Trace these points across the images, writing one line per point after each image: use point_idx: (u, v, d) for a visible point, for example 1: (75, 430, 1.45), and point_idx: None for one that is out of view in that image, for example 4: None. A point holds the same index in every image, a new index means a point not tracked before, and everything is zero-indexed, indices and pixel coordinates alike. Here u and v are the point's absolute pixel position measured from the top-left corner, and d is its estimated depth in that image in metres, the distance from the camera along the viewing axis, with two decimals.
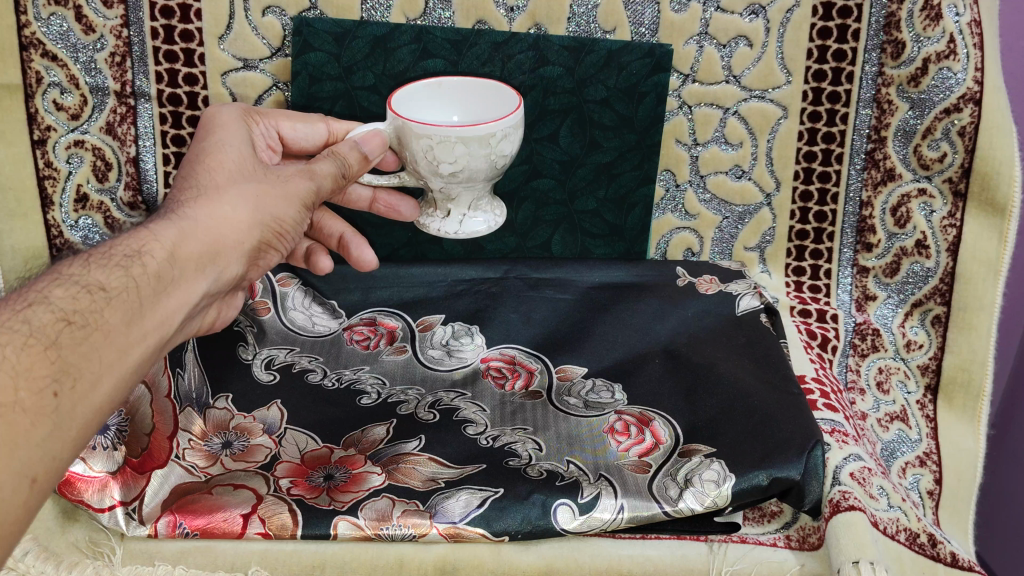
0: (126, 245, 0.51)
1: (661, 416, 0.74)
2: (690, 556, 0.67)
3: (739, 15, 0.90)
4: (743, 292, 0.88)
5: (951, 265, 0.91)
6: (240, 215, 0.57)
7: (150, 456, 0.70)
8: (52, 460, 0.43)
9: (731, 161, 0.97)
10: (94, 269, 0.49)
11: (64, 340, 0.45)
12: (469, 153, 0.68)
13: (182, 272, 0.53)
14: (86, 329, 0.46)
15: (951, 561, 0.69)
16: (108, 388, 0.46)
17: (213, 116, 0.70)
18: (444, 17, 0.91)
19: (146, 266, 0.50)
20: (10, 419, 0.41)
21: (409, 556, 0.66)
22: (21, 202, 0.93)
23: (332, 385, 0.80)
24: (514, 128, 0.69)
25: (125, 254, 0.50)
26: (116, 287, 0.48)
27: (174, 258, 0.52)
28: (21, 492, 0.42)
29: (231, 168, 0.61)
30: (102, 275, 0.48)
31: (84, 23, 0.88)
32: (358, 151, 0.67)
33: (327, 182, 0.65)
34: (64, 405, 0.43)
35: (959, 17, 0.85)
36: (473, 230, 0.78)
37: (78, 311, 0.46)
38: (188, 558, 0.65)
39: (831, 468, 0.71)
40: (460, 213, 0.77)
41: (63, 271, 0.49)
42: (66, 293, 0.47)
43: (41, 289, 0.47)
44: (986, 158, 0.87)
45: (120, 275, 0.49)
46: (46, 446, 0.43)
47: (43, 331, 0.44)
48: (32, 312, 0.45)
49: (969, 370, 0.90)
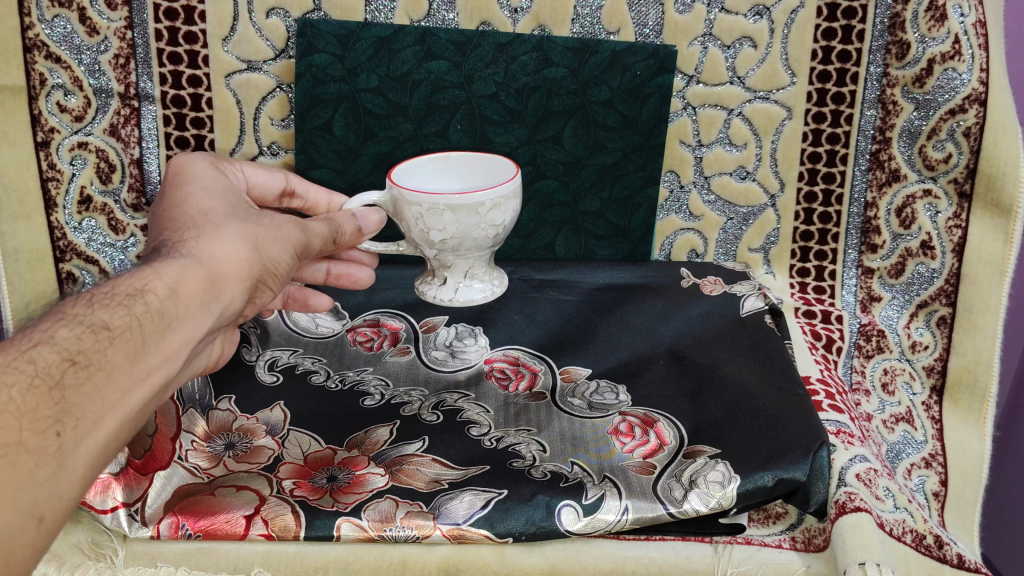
0: (128, 283, 0.48)
1: (666, 417, 0.74)
2: (695, 558, 0.66)
3: (744, 15, 0.91)
4: (748, 293, 0.89)
5: (957, 265, 0.91)
6: (241, 253, 0.54)
7: (152, 457, 0.69)
8: (59, 499, 0.40)
9: (735, 161, 0.97)
10: (97, 309, 0.45)
11: (68, 381, 0.41)
12: (458, 221, 0.72)
13: (187, 309, 0.49)
14: (89, 370, 0.42)
15: (957, 563, 0.68)
16: (112, 425, 0.43)
17: (183, 163, 0.63)
18: (448, 18, 0.91)
19: (148, 303, 0.47)
20: (13, 460, 0.38)
21: (412, 558, 0.65)
22: (23, 204, 0.92)
23: (336, 386, 0.80)
24: (507, 198, 0.73)
25: (127, 293, 0.47)
26: (119, 326, 0.45)
27: (178, 294, 0.49)
28: (26, 533, 0.39)
29: (223, 210, 0.58)
30: (105, 315, 0.45)
31: (88, 25, 0.88)
32: (354, 223, 0.68)
33: (319, 240, 0.64)
34: (67, 445, 0.40)
35: (965, 17, 0.85)
36: (470, 300, 0.82)
37: (82, 351, 0.42)
38: (190, 560, 0.64)
39: (837, 469, 0.71)
40: (456, 281, 0.81)
41: (67, 312, 0.45)
42: (71, 333, 0.43)
43: (45, 329, 0.43)
44: (992, 159, 0.87)
45: (123, 314, 0.45)
46: (49, 488, 0.39)
47: (47, 372, 0.40)
48: (37, 352, 0.41)
49: (974, 371, 0.89)
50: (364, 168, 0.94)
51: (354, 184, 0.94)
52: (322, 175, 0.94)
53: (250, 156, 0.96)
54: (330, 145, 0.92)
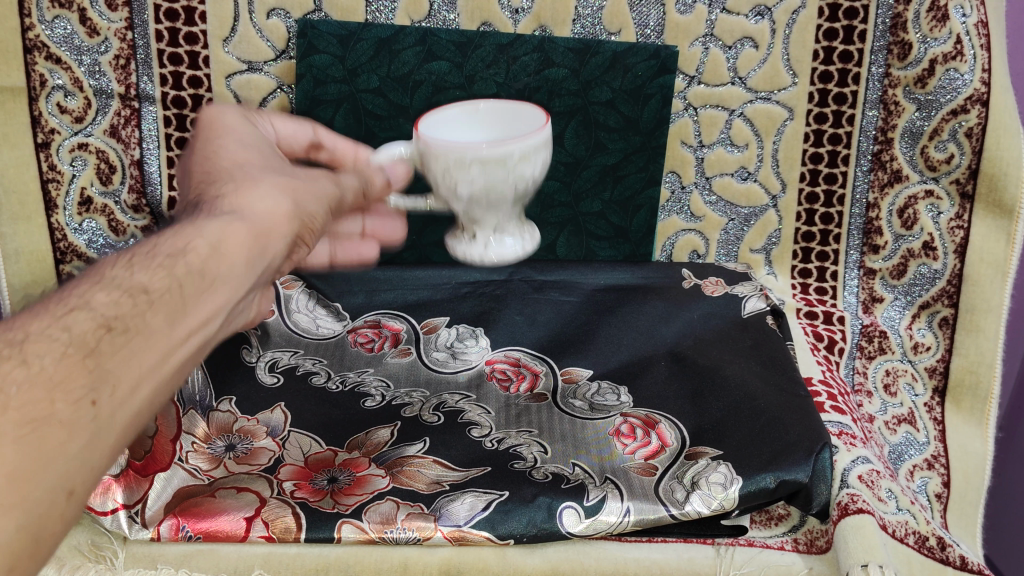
0: (169, 241, 0.42)
1: (667, 419, 0.74)
2: (696, 559, 0.66)
3: (745, 16, 0.90)
4: (749, 294, 0.88)
5: (959, 266, 0.90)
6: (280, 206, 0.48)
7: (153, 459, 0.68)
8: (90, 474, 0.34)
9: (736, 162, 0.97)
10: (136, 269, 0.40)
11: (105, 347, 0.36)
12: (486, 176, 0.58)
13: (231, 267, 0.43)
14: (128, 335, 0.37)
15: (960, 564, 0.68)
16: (146, 399, 0.37)
17: (213, 116, 0.57)
18: (449, 19, 0.91)
19: (191, 261, 0.41)
20: (42, 434, 0.32)
21: (413, 560, 0.64)
22: (24, 205, 0.92)
23: (336, 388, 0.80)
24: (539, 147, 0.59)
25: (168, 252, 0.41)
26: (161, 287, 0.39)
27: (219, 252, 0.43)
28: (57, 506, 0.32)
29: (259, 162, 0.52)
30: (144, 276, 0.40)
31: (88, 25, 0.88)
32: (383, 175, 0.62)
33: (350, 195, 0.58)
34: (105, 415, 0.34)
35: (966, 18, 0.85)
36: (496, 246, 0.77)
37: (120, 315, 0.37)
38: (190, 562, 0.64)
39: (839, 471, 0.70)
40: (487, 236, 0.70)
41: (103, 273, 0.40)
42: (109, 297, 0.38)
43: (81, 293, 0.38)
44: (994, 159, 0.87)
45: (162, 275, 0.40)
46: (82, 462, 0.33)
47: (82, 339, 0.35)
48: (72, 317, 0.36)
49: (977, 372, 0.89)
50: None
51: None
52: None
53: None
54: None
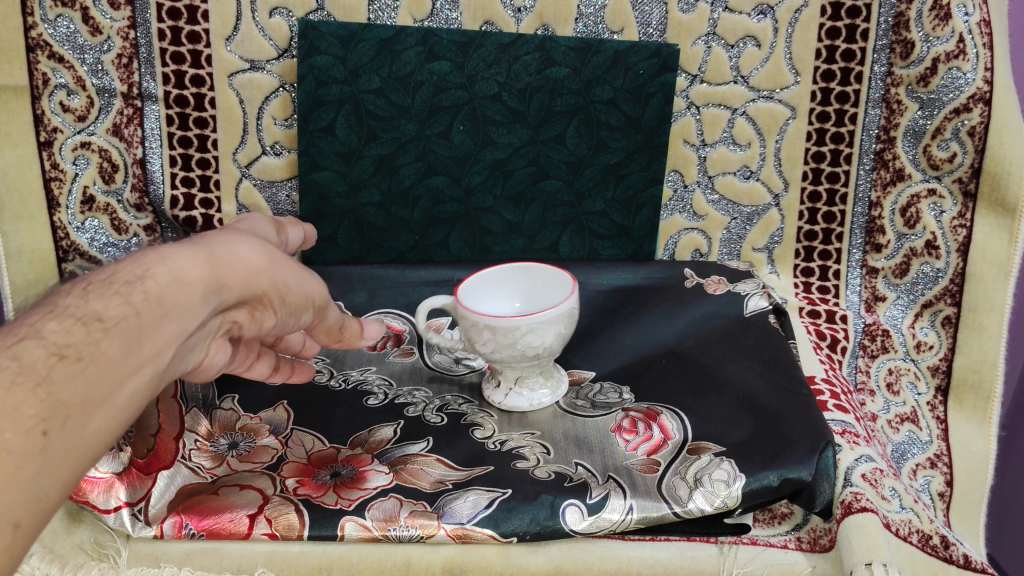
0: (129, 270, 0.44)
1: (670, 410, 0.74)
2: (700, 559, 0.65)
3: (748, 15, 0.91)
4: (752, 292, 0.88)
5: (962, 265, 0.90)
6: (198, 273, 0.46)
7: (156, 457, 0.69)
8: (37, 503, 0.36)
9: (739, 161, 0.97)
10: (92, 299, 0.42)
11: (56, 375, 0.38)
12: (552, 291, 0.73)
13: (186, 299, 0.45)
14: (82, 363, 0.39)
15: (963, 563, 0.67)
16: (101, 420, 0.40)
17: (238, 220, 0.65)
18: (451, 18, 0.91)
19: (146, 292, 0.43)
20: None
21: (417, 558, 0.63)
22: (26, 204, 0.90)
23: (339, 385, 0.81)
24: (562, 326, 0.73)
25: (126, 280, 0.43)
26: (114, 316, 0.41)
27: (180, 283, 0.45)
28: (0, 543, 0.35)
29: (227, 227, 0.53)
30: (99, 305, 0.42)
31: (91, 24, 0.88)
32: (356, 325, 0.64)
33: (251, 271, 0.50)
34: (52, 445, 0.37)
35: (969, 17, 0.85)
36: (515, 406, 0.76)
37: (72, 344, 0.39)
38: (193, 561, 0.62)
39: (843, 469, 0.70)
40: (509, 384, 0.77)
41: (60, 302, 0.42)
42: (61, 326, 0.40)
43: (34, 323, 0.40)
44: (996, 158, 0.86)
45: (118, 303, 0.42)
46: (34, 487, 0.36)
47: (34, 367, 0.37)
48: (23, 346, 0.38)
49: (979, 370, 0.88)
50: (367, 170, 0.94)
51: (356, 185, 0.94)
52: (324, 176, 0.93)
53: (253, 157, 0.96)
54: (333, 147, 0.92)
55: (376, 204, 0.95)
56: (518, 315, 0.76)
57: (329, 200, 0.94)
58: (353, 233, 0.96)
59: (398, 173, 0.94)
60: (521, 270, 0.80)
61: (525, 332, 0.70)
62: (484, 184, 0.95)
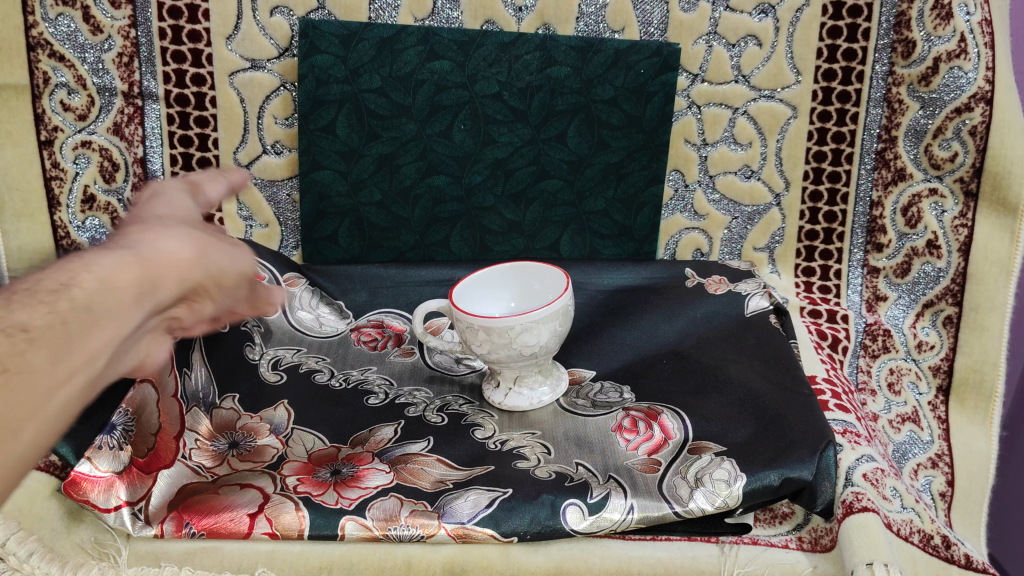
0: (52, 276, 0.39)
1: (670, 410, 0.74)
2: (701, 558, 0.64)
3: (749, 14, 0.91)
4: (753, 292, 0.88)
5: (963, 265, 0.90)
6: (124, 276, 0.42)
7: (156, 456, 0.68)
8: None
9: (739, 161, 0.97)
10: (12, 308, 0.36)
11: None
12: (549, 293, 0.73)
13: (116, 305, 0.41)
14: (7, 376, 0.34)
15: (965, 563, 0.67)
16: (30, 437, 0.35)
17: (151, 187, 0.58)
18: (452, 17, 0.91)
19: (73, 298, 0.39)
20: None
21: (418, 557, 0.63)
22: (27, 203, 0.90)
23: (340, 385, 0.81)
24: (558, 329, 0.73)
25: (49, 288, 0.38)
26: (39, 325, 0.36)
27: (108, 288, 0.41)
28: None
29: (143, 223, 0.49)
30: (20, 313, 0.36)
31: (92, 23, 0.89)
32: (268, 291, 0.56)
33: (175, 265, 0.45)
34: None
35: (970, 16, 0.85)
36: (516, 406, 0.76)
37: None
38: (194, 560, 0.62)
39: (843, 469, 0.69)
40: (509, 383, 0.77)
41: None
42: None
43: None
44: (997, 158, 0.86)
45: (43, 312, 0.37)
46: None
47: None
48: None
49: (981, 371, 0.88)
50: (367, 169, 0.94)
51: (357, 185, 0.94)
52: (325, 176, 0.94)
53: (253, 155, 0.96)
54: (333, 146, 0.92)
55: (377, 204, 0.95)
56: (512, 314, 0.76)
57: (330, 199, 0.95)
58: (353, 232, 0.96)
59: (399, 172, 0.94)
60: (517, 269, 0.80)
61: (522, 330, 0.70)
62: (484, 184, 0.95)
